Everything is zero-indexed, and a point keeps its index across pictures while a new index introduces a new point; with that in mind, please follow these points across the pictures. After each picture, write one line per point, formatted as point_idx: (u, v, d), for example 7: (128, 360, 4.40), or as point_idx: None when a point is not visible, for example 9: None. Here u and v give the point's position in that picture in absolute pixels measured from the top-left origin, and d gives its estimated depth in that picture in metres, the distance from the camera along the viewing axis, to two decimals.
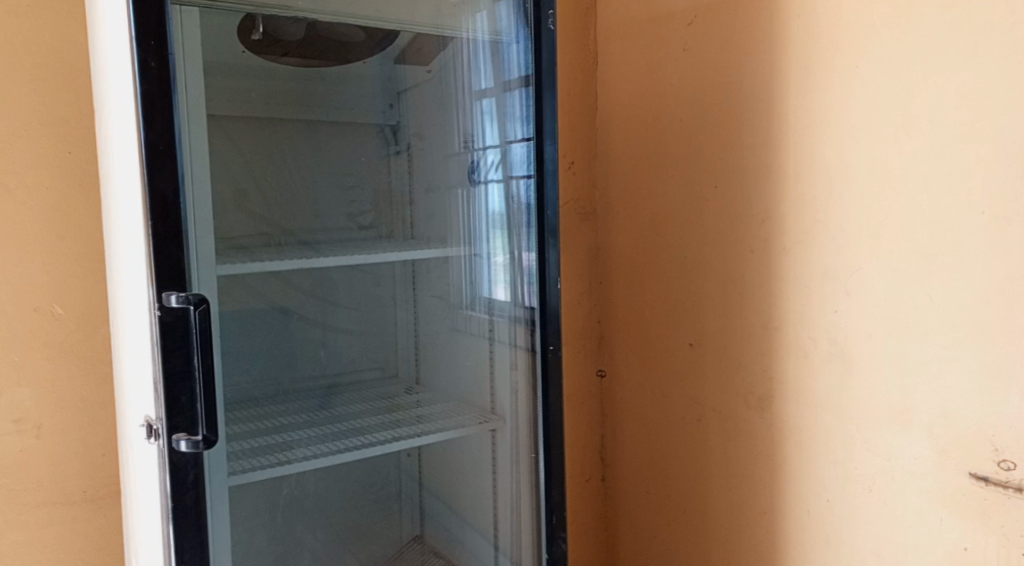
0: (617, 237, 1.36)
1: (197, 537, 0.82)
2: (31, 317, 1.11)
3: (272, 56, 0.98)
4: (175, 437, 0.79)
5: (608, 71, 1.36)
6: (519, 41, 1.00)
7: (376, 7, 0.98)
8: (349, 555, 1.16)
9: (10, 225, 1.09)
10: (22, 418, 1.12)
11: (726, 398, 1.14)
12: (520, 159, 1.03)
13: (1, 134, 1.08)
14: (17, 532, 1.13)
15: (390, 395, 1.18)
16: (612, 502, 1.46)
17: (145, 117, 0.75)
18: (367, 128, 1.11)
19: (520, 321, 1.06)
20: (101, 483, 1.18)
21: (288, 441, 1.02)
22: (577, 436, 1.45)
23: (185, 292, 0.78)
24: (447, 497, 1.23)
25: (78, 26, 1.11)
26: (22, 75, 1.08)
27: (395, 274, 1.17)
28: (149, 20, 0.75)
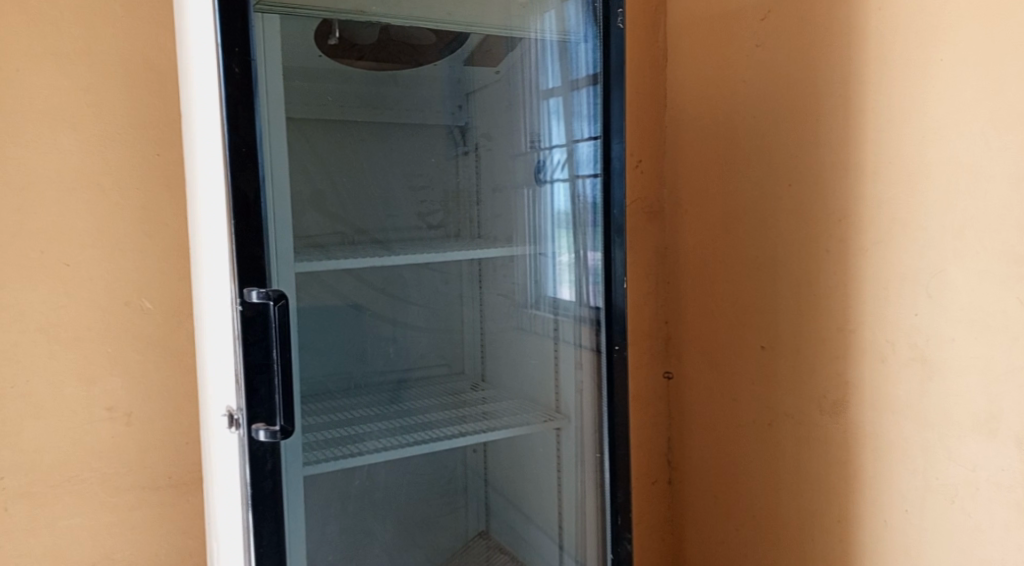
0: (686, 237, 1.35)
1: (275, 524, 0.85)
2: (123, 310, 1.19)
3: (348, 60, 1.02)
4: (254, 427, 0.83)
5: (677, 68, 1.35)
6: (587, 40, 1.00)
7: (447, 10, 1.01)
8: (417, 547, 1.19)
9: (105, 223, 1.16)
10: (115, 406, 1.19)
11: (798, 402, 1.11)
12: (587, 158, 1.03)
13: (97, 138, 1.15)
14: (110, 513, 1.20)
15: (456, 392, 1.20)
16: (679, 506, 1.44)
17: (230, 121, 0.79)
18: (436, 131, 1.15)
19: (586, 320, 1.06)
20: (184, 469, 1.24)
21: (359, 433, 1.06)
22: (643, 438, 1.44)
23: (265, 287, 0.82)
24: (512, 494, 1.25)
25: (167, 35, 1.18)
26: (116, 83, 1.15)
27: (462, 271, 1.19)
28: (233, 28, 0.79)
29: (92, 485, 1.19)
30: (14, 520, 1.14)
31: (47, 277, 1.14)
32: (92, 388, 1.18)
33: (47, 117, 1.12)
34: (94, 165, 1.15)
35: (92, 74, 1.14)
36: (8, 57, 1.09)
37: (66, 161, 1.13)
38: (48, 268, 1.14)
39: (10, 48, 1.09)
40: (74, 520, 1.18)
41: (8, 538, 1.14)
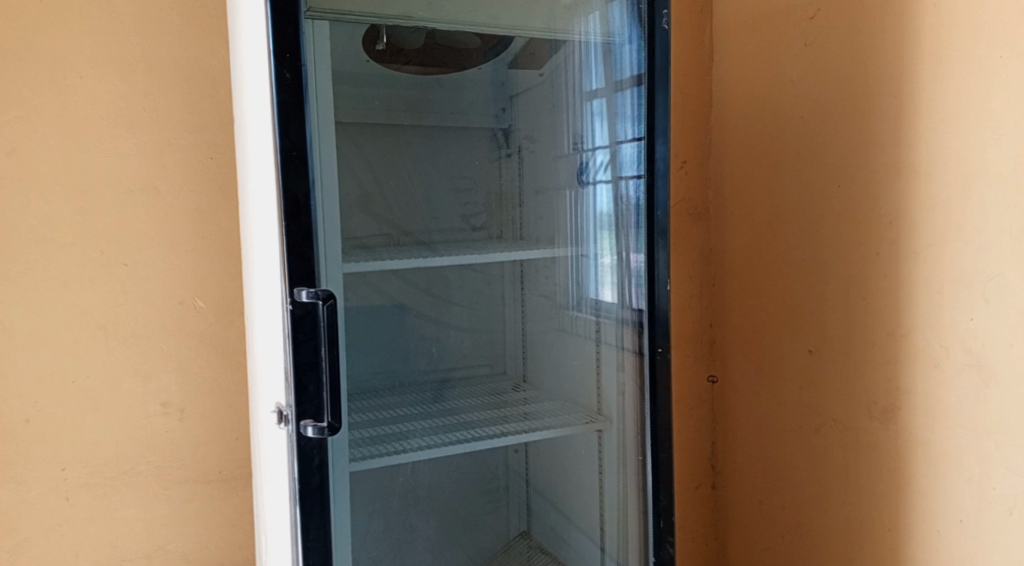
0: (732, 239, 1.33)
1: (321, 519, 0.87)
2: (177, 309, 1.23)
3: (395, 65, 1.04)
4: (303, 423, 0.85)
5: (724, 69, 1.33)
6: (632, 41, 1.00)
7: (491, 14, 1.01)
8: (459, 547, 1.19)
9: (160, 224, 1.21)
10: (168, 401, 1.23)
11: (845, 408, 1.09)
12: (631, 159, 1.03)
13: (154, 142, 1.19)
14: (164, 505, 1.24)
15: (497, 392, 1.21)
16: (723, 511, 1.42)
17: (282, 125, 0.82)
18: (479, 133, 1.15)
19: (628, 323, 1.06)
20: (234, 464, 1.28)
21: (404, 431, 1.07)
22: (686, 442, 1.43)
23: (314, 287, 0.84)
24: (553, 495, 1.25)
25: (220, 41, 1.22)
26: (173, 88, 1.19)
27: (504, 273, 1.19)
28: (285, 34, 0.81)
29: (147, 478, 1.23)
30: (75, 510, 1.19)
31: (106, 276, 1.18)
32: (147, 384, 1.22)
33: (108, 122, 1.16)
34: (151, 168, 1.19)
35: (150, 80, 1.18)
36: (73, 64, 1.14)
37: (125, 165, 1.18)
38: (107, 267, 1.18)
39: (74, 56, 1.14)
40: (130, 512, 1.22)
41: (69, 527, 1.19)
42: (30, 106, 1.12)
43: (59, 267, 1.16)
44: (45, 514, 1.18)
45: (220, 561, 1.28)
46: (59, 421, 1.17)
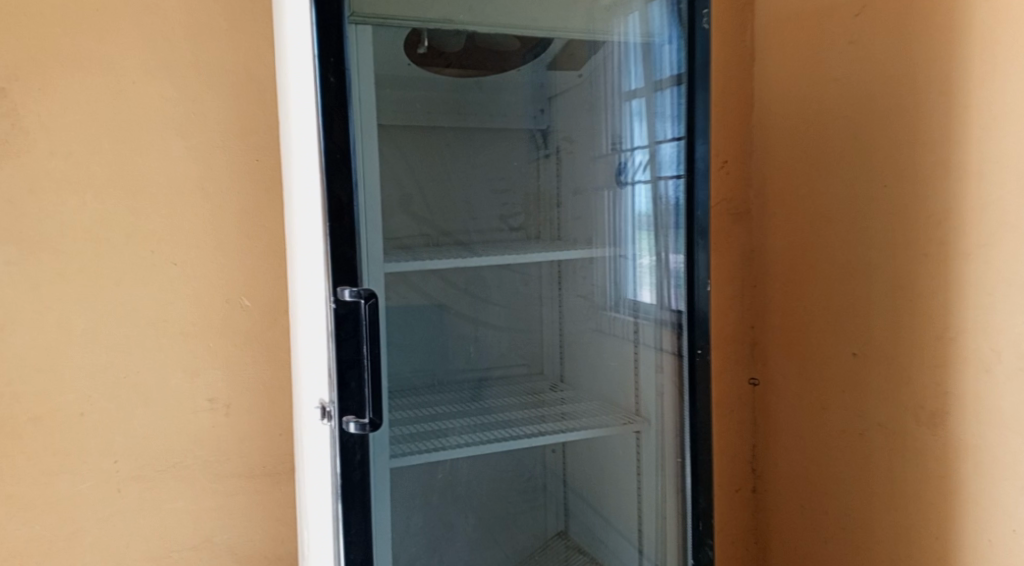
0: (773, 239, 1.31)
1: (363, 513, 0.89)
2: (224, 307, 1.26)
3: (435, 68, 1.05)
4: (345, 419, 0.87)
5: (765, 68, 1.32)
6: (672, 41, 1.00)
7: (531, 16, 1.01)
8: (497, 546, 1.20)
9: (209, 225, 1.24)
10: (215, 397, 1.27)
11: (891, 412, 1.07)
12: (670, 158, 1.02)
13: (203, 145, 1.23)
14: (210, 498, 1.28)
15: (535, 391, 1.21)
16: (763, 515, 1.40)
17: (326, 127, 0.84)
18: (518, 135, 1.15)
19: (666, 324, 1.06)
20: (278, 459, 1.31)
21: (443, 429, 1.08)
22: (726, 445, 1.42)
23: (357, 287, 0.86)
24: (590, 496, 1.25)
25: (266, 46, 1.25)
26: (222, 93, 1.23)
27: (542, 272, 1.19)
28: (330, 39, 0.83)
29: (195, 472, 1.27)
30: (126, 501, 1.23)
31: (157, 275, 1.22)
32: (195, 379, 1.26)
33: (159, 126, 1.20)
34: (200, 171, 1.23)
35: (198, 85, 1.22)
36: (126, 70, 1.18)
37: (174, 167, 1.22)
38: (158, 266, 1.22)
39: (128, 62, 1.18)
40: (178, 504, 1.26)
41: (120, 518, 1.23)
42: (86, 111, 1.17)
43: (113, 267, 1.20)
44: (98, 505, 1.22)
45: (263, 554, 1.32)
46: (112, 414, 1.22)
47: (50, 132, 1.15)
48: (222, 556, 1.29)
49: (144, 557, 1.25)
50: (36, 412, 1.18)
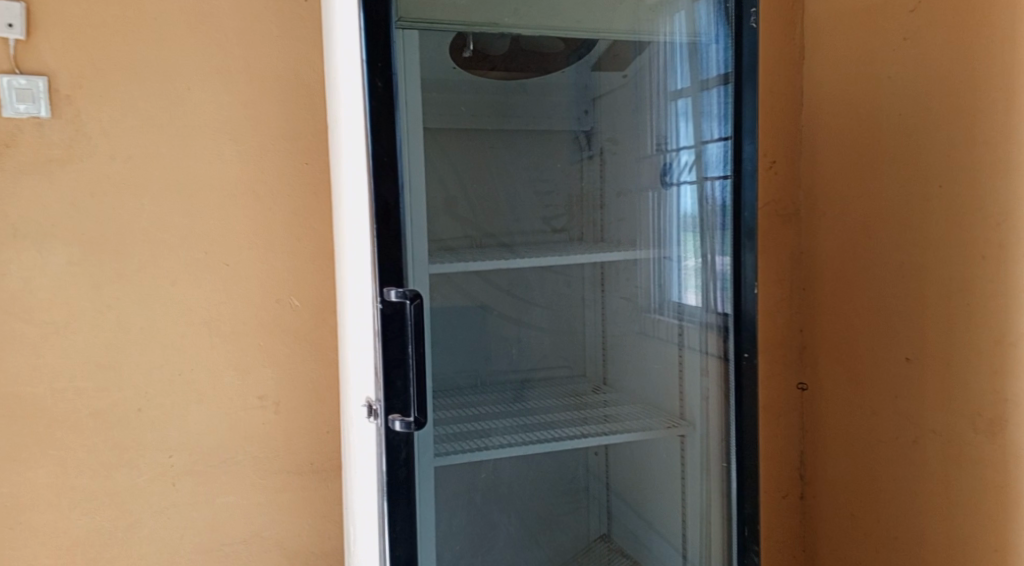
0: (823, 241, 1.28)
1: (408, 510, 0.90)
2: (274, 306, 1.29)
3: (480, 71, 1.04)
4: (391, 417, 0.88)
5: (815, 67, 1.29)
6: (718, 41, 0.99)
7: (575, 18, 1.02)
8: (539, 547, 1.19)
9: (259, 227, 1.27)
10: (265, 395, 1.30)
11: (947, 419, 1.04)
12: (717, 158, 1.02)
13: (255, 148, 1.26)
14: (260, 494, 1.31)
15: (578, 393, 1.20)
16: (812, 523, 1.37)
17: (373, 131, 0.85)
18: (562, 136, 1.14)
19: (713, 327, 1.05)
20: (325, 456, 1.34)
21: (486, 429, 1.08)
22: (772, 450, 1.39)
23: (402, 287, 0.87)
24: (633, 499, 1.24)
25: (316, 52, 1.28)
26: (273, 98, 1.26)
27: (584, 275, 1.19)
28: (377, 45, 0.84)
29: (245, 467, 1.30)
30: (180, 495, 1.27)
31: (210, 275, 1.26)
32: (246, 377, 1.29)
33: (213, 131, 1.24)
34: (252, 174, 1.26)
35: (251, 90, 1.25)
36: (183, 77, 1.22)
37: (227, 170, 1.25)
38: (211, 267, 1.26)
39: (184, 69, 1.22)
40: (229, 499, 1.30)
41: (175, 510, 1.27)
42: (144, 117, 1.21)
43: (169, 268, 1.24)
44: (154, 498, 1.26)
45: (310, 549, 1.34)
46: (167, 410, 1.26)
47: (110, 137, 1.20)
48: (271, 551, 1.33)
49: (197, 550, 1.29)
50: (97, 407, 1.23)
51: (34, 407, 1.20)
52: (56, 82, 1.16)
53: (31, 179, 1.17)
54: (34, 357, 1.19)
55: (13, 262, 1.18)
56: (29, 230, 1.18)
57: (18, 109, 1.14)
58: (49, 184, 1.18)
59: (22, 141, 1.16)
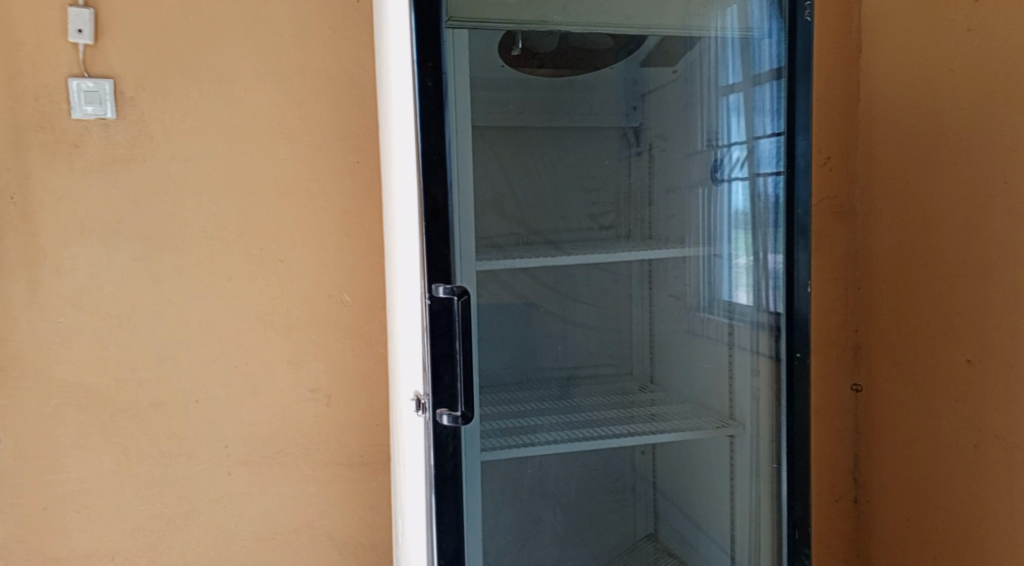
0: (880, 239, 1.25)
1: (455, 503, 0.91)
2: (326, 302, 1.32)
3: (529, 69, 1.04)
4: (438, 411, 0.89)
5: (873, 60, 1.26)
6: (772, 35, 0.98)
7: (625, 14, 1.02)
8: (585, 545, 1.19)
9: (311, 224, 1.30)
10: (317, 388, 1.33)
11: (1010, 424, 1.00)
12: (769, 154, 1.01)
13: (308, 147, 1.29)
14: (312, 485, 1.34)
15: (624, 391, 1.19)
16: (866, 527, 1.34)
17: (422, 130, 0.86)
18: (610, 132, 1.13)
19: (764, 327, 1.04)
20: (375, 449, 1.36)
21: (531, 425, 1.08)
22: (825, 454, 1.36)
23: (450, 283, 0.88)
24: (680, 499, 1.23)
25: (368, 52, 1.30)
26: (325, 98, 1.29)
27: (632, 271, 1.17)
28: (427, 45, 0.85)
29: (298, 459, 1.33)
30: (236, 484, 1.31)
31: (265, 271, 1.30)
32: (298, 371, 1.32)
33: (269, 130, 1.28)
34: (305, 173, 1.29)
35: (304, 91, 1.28)
36: (240, 78, 1.26)
37: (281, 169, 1.28)
38: (266, 263, 1.29)
39: (240, 71, 1.26)
40: (282, 489, 1.33)
41: (230, 499, 1.31)
42: (203, 117, 1.25)
43: (226, 263, 1.28)
44: (211, 486, 1.30)
45: (360, 540, 1.37)
46: (223, 402, 1.30)
47: (171, 137, 1.24)
48: (322, 541, 1.36)
49: (251, 538, 1.33)
50: (158, 397, 1.27)
51: (99, 396, 1.25)
52: (120, 84, 1.21)
53: (97, 178, 1.22)
54: (100, 348, 1.25)
55: (80, 257, 1.23)
56: (95, 227, 1.23)
57: (86, 110, 1.19)
58: (114, 183, 1.23)
59: (89, 141, 1.21)
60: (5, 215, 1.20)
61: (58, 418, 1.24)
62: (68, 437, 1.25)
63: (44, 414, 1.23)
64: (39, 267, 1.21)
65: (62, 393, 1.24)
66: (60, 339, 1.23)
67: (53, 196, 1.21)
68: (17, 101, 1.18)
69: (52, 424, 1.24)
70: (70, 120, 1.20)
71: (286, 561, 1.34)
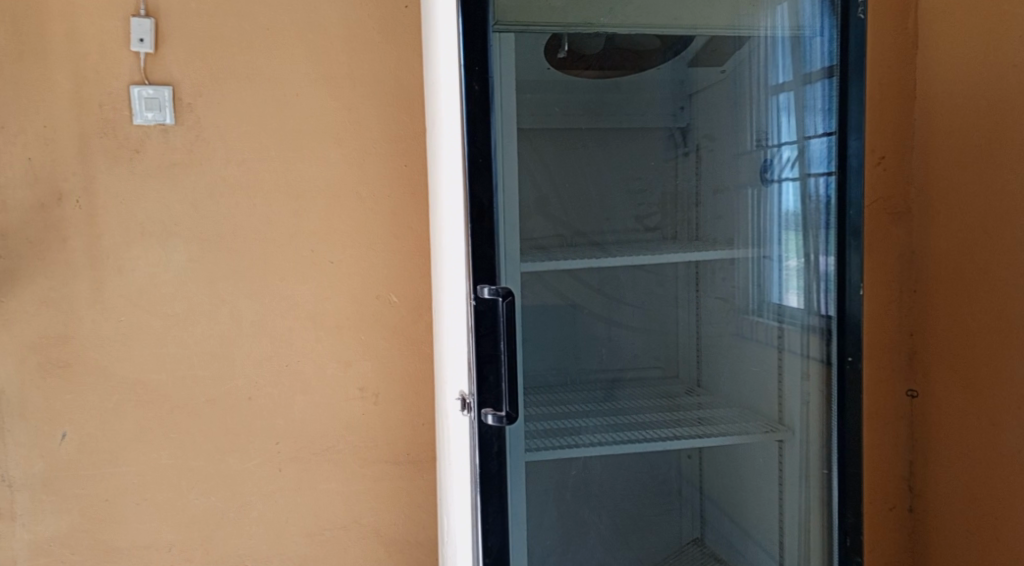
0: (937, 242, 1.21)
1: (499, 503, 0.92)
2: (374, 302, 1.35)
3: (576, 71, 1.04)
4: (483, 411, 0.90)
5: (930, 57, 1.22)
6: (823, 32, 0.97)
7: (673, 14, 1.01)
8: (629, 548, 1.16)
9: (360, 225, 1.33)
10: (365, 386, 1.35)
11: None
12: (820, 155, 0.99)
13: (357, 151, 1.32)
14: (360, 481, 1.37)
15: (670, 394, 1.17)
16: (923, 537, 1.29)
17: (469, 133, 0.87)
18: (656, 133, 1.11)
19: (815, 330, 1.03)
20: (421, 447, 1.38)
21: (576, 427, 1.07)
22: (876, 460, 1.33)
23: (495, 284, 0.89)
24: (728, 504, 1.21)
25: (415, 57, 1.32)
26: (374, 102, 1.31)
27: (678, 274, 1.15)
28: (474, 49, 0.86)
29: (347, 456, 1.36)
30: (286, 479, 1.35)
31: (315, 272, 1.32)
32: (348, 369, 1.35)
33: (319, 134, 1.31)
34: (354, 176, 1.32)
35: (354, 95, 1.31)
36: (291, 84, 1.29)
37: (332, 173, 1.31)
38: (317, 264, 1.32)
39: (293, 77, 1.29)
40: (331, 485, 1.36)
41: (281, 494, 1.35)
42: (257, 122, 1.29)
43: (279, 264, 1.32)
44: (263, 482, 1.34)
45: (406, 537, 1.39)
46: (275, 399, 1.33)
47: (226, 141, 1.28)
48: (369, 537, 1.38)
49: (301, 533, 1.36)
50: (212, 394, 1.31)
51: (158, 392, 1.30)
52: (179, 91, 1.25)
53: (157, 182, 1.27)
54: (158, 346, 1.29)
55: (140, 258, 1.28)
56: (154, 229, 1.28)
57: (147, 116, 1.24)
58: (172, 186, 1.27)
59: (150, 146, 1.26)
60: (72, 218, 1.25)
61: (119, 413, 1.29)
62: (128, 432, 1.29)
63: (106, 409, 1.29)
64: (103, 268, 1.27)
65: (123, 389, 1.29)
66: (121, 337, 1.28)
67: (116, 200, 1.26)
68: (83, 108, 1.23)
69: (114, 418, 1.29)
70: (132, 126, 1.25)
71: (334, 556, 1.37)
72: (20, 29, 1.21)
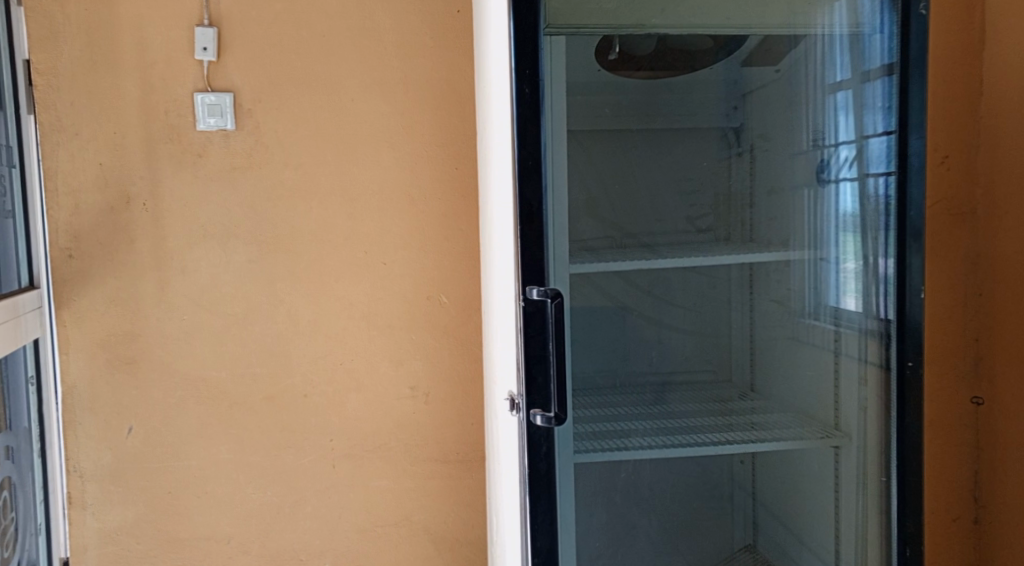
0: (1005, 244, 1.17)
1: (548, 503, 0.92)
2: (425, 303, 1.37)
3: (627, 73, 1.03)
4: (532, 411, 0.90)
5: (998, 52, 1.18)
6: (884, 30, 0.98)
7: (726, 14, 1.01)
8: (678, 553, 1.13)
9: (411, 227, 1.35)
10: (416, 386, 1.38)
11: None
12: (880, 154, 1.00)
13: (409, 154, 1.34)
14: (411, 479, 1.39)
15: (722, 399, 1.12)
16: (990, 551, 1.24)
17: (519, 136, 0.88)
18: (708, 132, 1.07)
19: (874, 334, 1.04)
20: (470, 447, 1.40)
21: (625, 430, 1.06)
22: (939, 470, 1.27)
23: (543, 286, 0.89)
24: (783, 513, 1.16)
25: (467, 61, 1.34)
26: (426, 106, 1.34)
27: (731, 275, 1.10)
28: (525, 54, 0.87)
29: (398, 454, 1.38)
30: (339, 476, 1.38)
31: (369, 272, 1.35)
32: (399, 368, 1.37)
33: (373, 138, 1.33)
34: (406, 178, 1.34)
35: (407, 99, 1.33)
36: (345, 89, 1.32)
37: (384, 175, 1.34)
38: (370, 265, 1.35)
39: (347, 82, 1.32)
40: (383, 483, 1.38)
41: (334, 490, 1.38)
42: (313, 127, 1.32)
43: (334, 265, 1.35)
44: (317, 477, 1.37)
45: (456, 536, 1.41)
46: (329, 397, 1.36)
47: (284, 146, 1.32)
48: (419, 535, 1.40)
49: (353, 529, 1.39)
50: (269, 391, 1.35)
51: (218, 389, 1.34)
52: (239, 97, 1.30)
53: (218, 185, 1.31)
54: (218, 344, 1.34)
55: (202, 259, 1.33)
56: (216, 231, 1.32)
57: (209, 122, 1.29)
58: (232, 190, 1.32)
59: (212, 151, 1.31)
60: (139, 221, 1.31)
61: (182, 409, 1.34)
62: (190, 427, 1.34)
63: (170, 404, 1.34)
64: (167, 268, 1.32)
65: (186, 385, 1.34)
66: (183, 335, 1.33)
67: (180, 203, 1.31)
68: (150, 115, 1.29)
69: (177, 413, 1.34)
70: (195, 132, 1.30)
71: (385, 552, 1.40)
72: (92, 40, 1.27)
